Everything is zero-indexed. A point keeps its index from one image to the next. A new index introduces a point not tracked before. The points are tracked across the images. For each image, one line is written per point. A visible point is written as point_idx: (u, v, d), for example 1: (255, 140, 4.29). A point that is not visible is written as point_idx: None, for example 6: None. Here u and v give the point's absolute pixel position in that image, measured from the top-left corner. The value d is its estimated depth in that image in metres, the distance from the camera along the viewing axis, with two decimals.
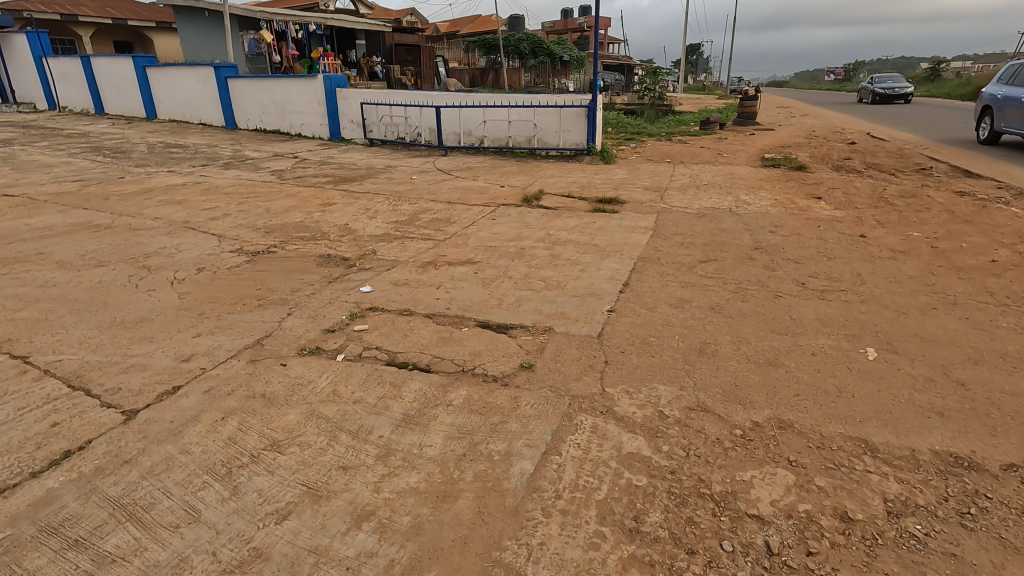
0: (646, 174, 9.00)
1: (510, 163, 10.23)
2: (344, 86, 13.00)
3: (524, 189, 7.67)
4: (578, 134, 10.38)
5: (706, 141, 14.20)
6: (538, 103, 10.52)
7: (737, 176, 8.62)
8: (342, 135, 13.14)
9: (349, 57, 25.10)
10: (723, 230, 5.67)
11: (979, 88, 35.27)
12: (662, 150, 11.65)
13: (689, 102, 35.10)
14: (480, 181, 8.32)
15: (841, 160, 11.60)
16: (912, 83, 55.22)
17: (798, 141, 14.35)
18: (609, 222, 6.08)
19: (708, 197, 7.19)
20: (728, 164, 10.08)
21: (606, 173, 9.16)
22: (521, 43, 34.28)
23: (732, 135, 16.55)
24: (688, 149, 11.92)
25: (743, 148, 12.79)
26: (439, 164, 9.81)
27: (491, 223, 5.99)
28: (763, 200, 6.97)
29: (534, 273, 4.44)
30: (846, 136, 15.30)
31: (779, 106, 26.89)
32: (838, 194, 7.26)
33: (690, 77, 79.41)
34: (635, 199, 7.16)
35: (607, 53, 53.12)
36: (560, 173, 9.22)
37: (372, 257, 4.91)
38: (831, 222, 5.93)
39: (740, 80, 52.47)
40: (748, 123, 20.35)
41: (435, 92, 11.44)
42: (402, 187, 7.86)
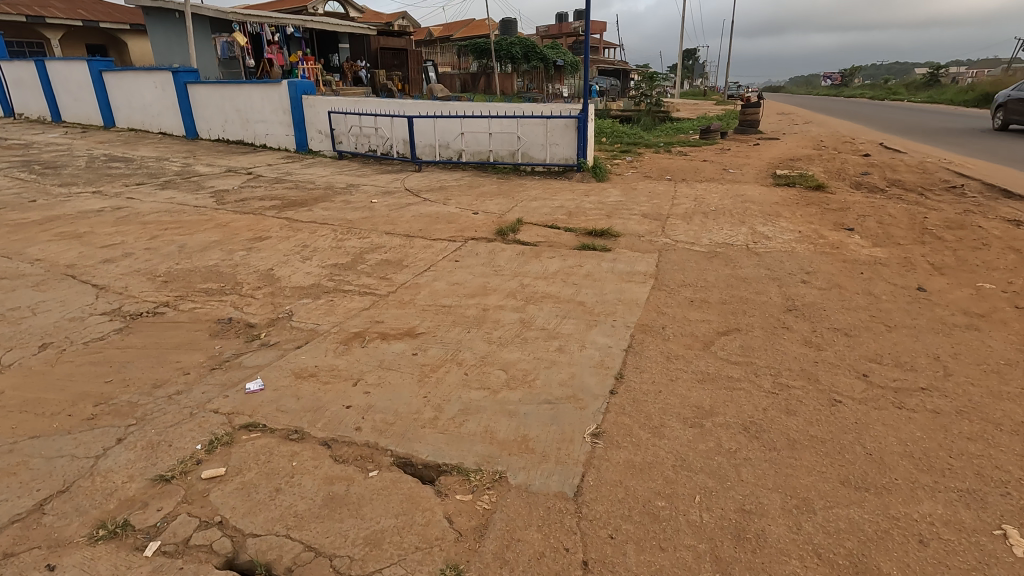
0: (644, 195, 7.89)
1: (491, 180, 9.09)
2: (311, 93, 11.83)
3: (502, 217, 6.54)
4: (568, 147, 9.22)
5: (708, 152, 13.11)
6: (522, 113, 9.37)
7: (748, 198, 7.52)
8: (310, 147, 11.97)
9: (331, 61, 24.03)
10: (743, 279, 4.48)
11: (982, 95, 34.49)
12: (660, 165, 10.55)
13: (687, 108, 34.17)
14: (453, 204, 7.20)
15: (858, 176, 10.52)
16: (910, 88, 54.55)
17: (807, 152, 13.27)
18: (599, 265, 4.92)
19: (718, 227, 6.05)
20: (736, 182, 8.99)
21: (598, 194, 8.05)
22: (512, 47, 33.21)
23: (735, 145, 15.48)
24: (688, 163, 10.84)
25: (748, 161, 11.71)
26: (411, 182, 8.67)
27: (453, 266, 4.83)
28: (785, 232, 5.83)
29: (495, 354, 3.25)
30: (858, 147, 14.25)
31: (781, 113, 25.84)
32: (871, 224, 6.16)
33: (686, 82, 78.53)
34: (632, 230, 6.02)
35: (602, 58, 52.29)
36: (546, 192, 8.10)
37: (286, 323, 3.72)
38: (873, 266, 4.81)
39: (737, 86, 51.70)
40: (750, 131, 19.29)
41: (409, 100, 10.26)
42: (359, 213, 6.72)
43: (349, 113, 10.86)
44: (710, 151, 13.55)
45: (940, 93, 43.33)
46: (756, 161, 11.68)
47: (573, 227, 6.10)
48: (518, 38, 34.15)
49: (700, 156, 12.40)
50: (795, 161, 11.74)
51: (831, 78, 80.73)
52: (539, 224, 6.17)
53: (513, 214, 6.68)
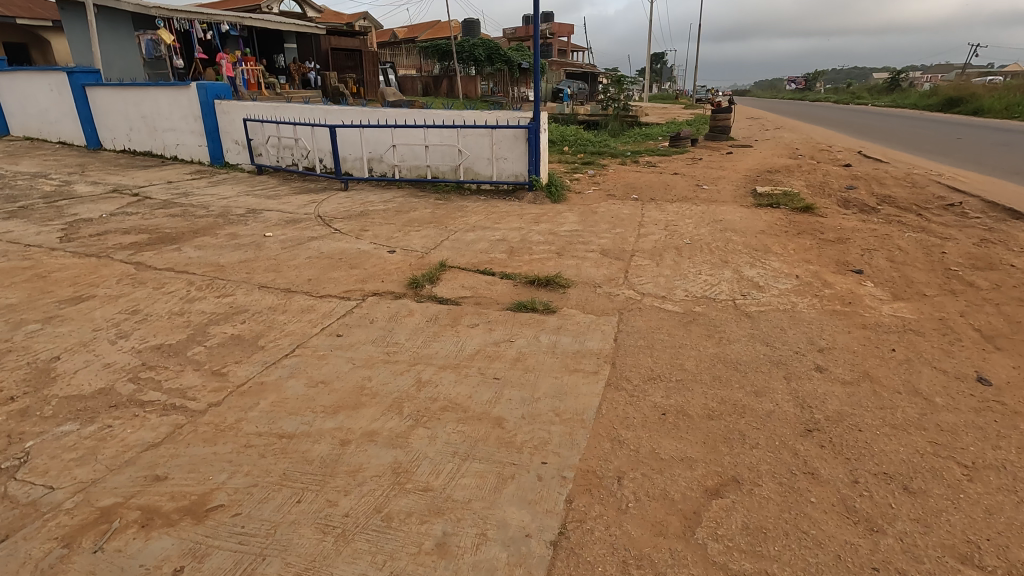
0: (605, 221, 6.61)
1: (428, 201, 7.70)
2: (225, 97, 10.25)
3: (424, 257, 5.16)
4: (518, 163, 7.89)
5: (678, 164, 11.95)
6: (463, 122, 8.00)
7: (728, 226, 6.30)
8: (226, 159, 10.38)
9: (277, 63, 22.29)
10: (734, 366, 3.17)
11: (945, 99, 34.67)
12: (626, 180, 9.33)
13: (655, 112, 33.46)
14: (368, 238, 5.79)
15: (843, 191, 9.47)
16: (873, 92, 55.22)
17: (783, 162, 12.24)
18: (537, 337, 3.58)
19: (695, 271, 4.77)
20: (712, 203, 7.79)
21: (551, 219, 6.73)
22: (476, 49, 32.19)
23: (706, 153, 14.48)
24: (657, 178, 9.63)
25: (722, 173, 10.56)
26: (329, 206, 7.23)
27: (329, 348, 3.41)
28: (779, 278, 4.58)
29: (325, 565, 1.86)
30: (836, 156, 13.36)
31: (752, 118, 25.15)
32: (881, 262, 4.98)
33: (654, 86, 78.37)
34: (586, 276, 4.70)
35: (569, 62, 51.65)
36: (489, 218, 6.75)
37: (3, 481, 2.25)
38: (904, 335, 3.56)
39: (705, 90, 51.63)
40: (721, 137, 18.38)
41: (334, 105, 8.77)
42: (244, 252, 5.26)
43: (267, 121, 9.30)
44: (680, 162, 12.41)
45: (903, 97, 43.66)
46: (730, 174, 10.57)
47: (512, 273, 4.76)
48: (481, 40, 32.81)
49: (670, 168, 11.22)
50: (770, 174, 10.67)
51: (796, 83, 81.76)
52: (469, 269, 4.81)
53: (439, 252, 5.31)
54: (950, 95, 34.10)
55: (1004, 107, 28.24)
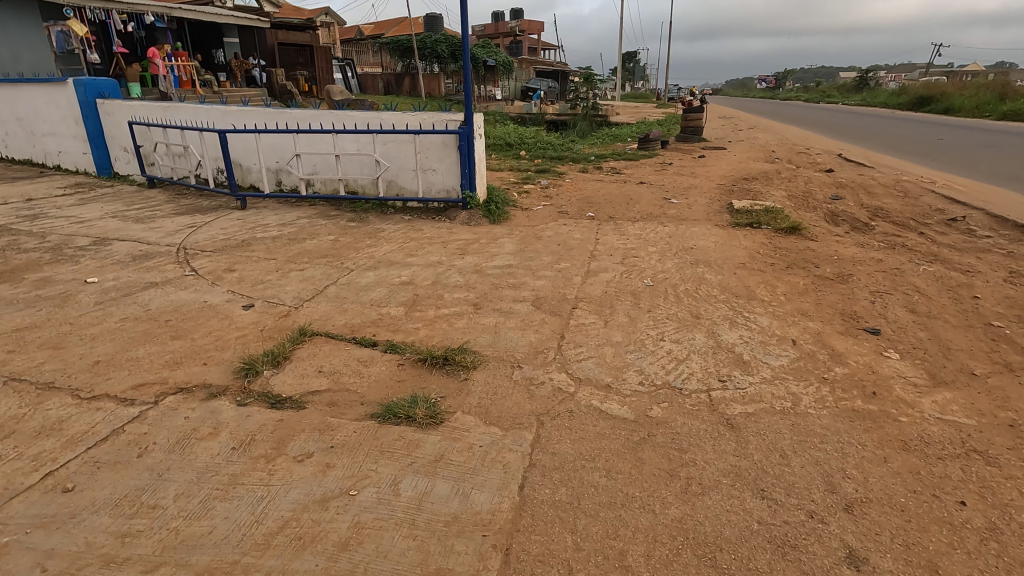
0: (549, 250, 5.29)
1: (338, 224, 6.29)
2: (111, 95, 8.64)
3: (289, 317, 3.77)
4: (449, 175, 6.52)
5: (646, 170, 10.72)
6: (382, 125, 6.58)
7: (700, 257, 5.04)
8: (115, 169, 8.77)
9: (215, 58, 20.49)
10: (710, 555, 1.86)
11: (915, 98, 34.40)
12: (583, 192, 8.05)
13: (627, 111, 32.46)
14: (230, 283, 4.36)
15: (828, 204, 8.35)
16: (843, 90, 55.28)
17: (759, 168, 11.11)
18: (398, 481, 2.24)
19: (654, 335, 3.48)
20: (681, 222, 6.54)
21: (482, 249, 5.39)
22: (438, 45, 30.65)
23: (677, 157, 13.35)
24: (618, 189, 8.35)
25: (694, 182, 9.37)
26: (207, 233, 5.77)
27: (28, 528, 1.99)
28: (768, 347, 3.30)
29: None
30: (815, 159, 12.33)
31: (725, 118, 24.21)
32: (899, 316, 3.75)
33: (627, 85, 77.64)
34: (504, 346, 3.37)
35: (540, 60, 50.53)
36: (405, 248, 5.37)
37: None
38: (969, 465, 2.30)
39: (677, 88, 50.95)
40: (693, 138, 17.32)
41: (231, 105, 7.27)
42: (37, 310, 3.80)
43: (153, 124, 7.74)
44: (647, 168, 11.19)
45: (872, 96, 43.52)
46: (703, 183, 9.37)
47: (402, 343, 3.40)
48: (444, 36, 31.25)
49: (636, 176, 9.98)
50: (747, 182, 9.51)
51: (766, 81, 81.80)
52: (343, 337, 3.44)
53: (314, 307, 3.92)
54: (921, 94, 33.72)
55: (974, 105, 27.89)
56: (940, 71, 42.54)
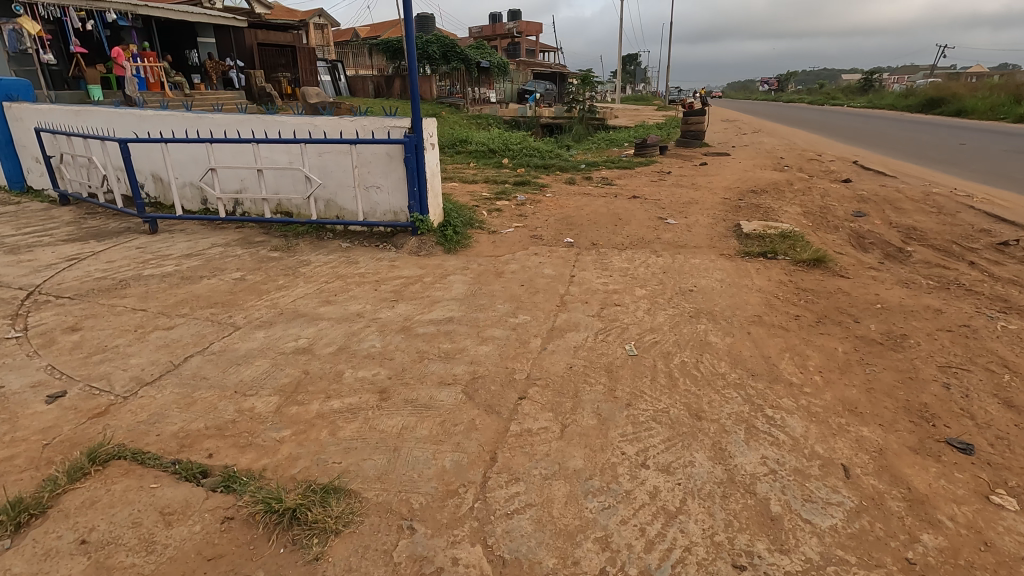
0: (508, 294, 4.14)
1: (257, 254, 5.14)
2: (21, 97, 7.48)
3: (103, 416, 2.60)
4: (395, 193, 5.36)
5: (640, 181, 9.57)
6: (316, 134, 5.46)
7: (700, 307, 3.87)
8: (27, 182, 7.63)
9: (189, 59, 19.40)
10: None
11: (924, 100, 33.24)
12: (563, 208, 6.89)
13: (625, 114, 31.36)
14: (59, 352, 3.20)
15: (849, 223, 7.19)
16: (847, 91, 54.14)
17: (767, 178, 9.96)
18: None
19: (632, 457, 2.30)
20: (677, 250, 5.37)
21: (423, 292, 4.24)
22: (429, 46, 29.67)
23: (676, 165, 12.22)
24: (606, 205, 7.18)
25: (693, 196, 8.22)
26: (85, 269, 4.63)
27: None
28: (808, 485, 2.13)
29: None
30: (829, 168, 11.19)
31: (727, 121, 23.11)
32: (993, 415, 2.58)
33: (628, 88, 76.46)
34: (400, 477, 2.20)
35: (537, 62, 49.53)
36: (324, 291, 4.22)
37: None
38: None
39: (678, 90, 49.84)
40: (694, 143, 16.19)
41: (146, 110, 6.16)
42: None
43: (59, 131, 6.61)
44: (642, 178, 10.01)
45: (878, 98, 42.31)
46: (705, 196, 8.21)
47: (247, 471, 2.23)
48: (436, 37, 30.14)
49: (629, 189, 8.82)
50: (754, 196, 8.35)
51: (768, 83, 80.66)
52: (160, 460, 2.27)
53: (150, 397, 2.75)
54: (930, 96, 32.48)
55: (987, 107, 26.72)
56: (949, 72, 41.33)
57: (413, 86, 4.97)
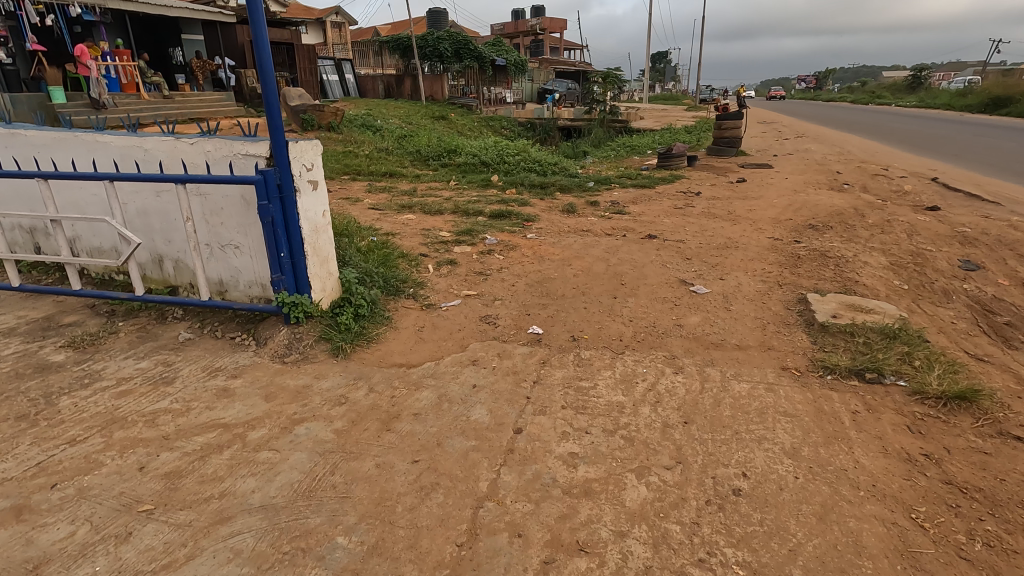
0: (377, 495, 2.15)
1: (34, 355, 3.27)
2: None
3: None
4: (260, 257, 3.45)
5: (660, 208, 7.52)
6: (151, 164, 3.58)
7: (757, 570, 1.80)
8: None
9: (172, 58, 18.02)
10: None
11: (985, 99, 30.05)
12: (546, 259, 4.86)
13: (651, 116, 29.12)
14: None
15: (959, 285, 4.98)
16: (894, 89, 50.46)
17: (826, 204, 7.75)
18: None
19: None
20: (708, 357, 3.29)
21: (226, 475, 2.27)
22: (440, 43, 28.05)
23: (705, 181, 10.09)
24: (608, 251, 5.13)
25: (730, 235, 6.11)
26: None
27: None
28: None
29: None
30: (902, 190, 8.93)
31: (764, 124, 20.73)
32: None
33: (656, 86, 73.54)
34: None
35: (559, 60, 47.59)
36: (45, 470, 2.29)
37: None
38: None
39: (709, 89, 47.11)
40: (727, 151, 13.97)
41: None
42: None
43: None
44: (662, 204, 7.91)
45: (931, 96, 38.78)
46: (746, 236, 6.09)
47: None
48: (448, 34, 28.31)
49: (642, 222, 6.75)
50: (813, 234, 6.19)
51: (805, 81, 76.57)
52: None
53: None
54: (995, 94, 29.06)
55: None
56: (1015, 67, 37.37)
57: (267, 92, 3.05)
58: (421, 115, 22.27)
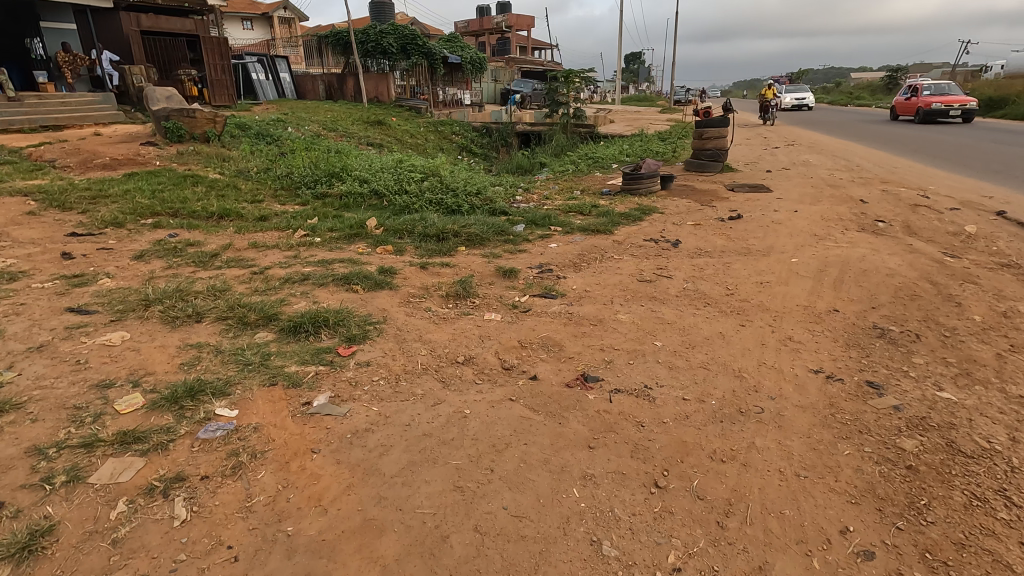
0: None
1: None
2: None
3: None
4: None
5: (615, 285, 4.61)
6: None
7: None
8: None
9: (30, 51, 15.07)
10: None
11: (980, 98, 27.73)
12: (283, 540, 1.84)
13: (623, 119, 26.40)
14: None
15: None
16: (873, 88, 48.64)
17: (875, 269, 4.88)
18: None
19: None
20: None
21: None
22: (384, 37, 24.81)
23: (685, 217, 7.26)
24: (464, 476, 2.13)
25: (738, 370, 3.17)
26: None
27: None
28: None
29: None
30: (967, 241, 6.15)
31: (749, 129, 18.08)
32: None
33: (630, 87, 71.47)
34: None
35: (527, 60, 44.85)
36: None
37: None
38: None
39: (685, 89, 44.77)
40: (711, 167, 11.19)
41: None
42: None
43: None
44: (619, 273, 4.95)
45: (915, 96, 36.65)
46: (769, 372, 3.15)
47: None
48: (392, 27, 24.97)
49: (580, 327, 3.77)
50: (890, 361, 3.30)
51: (779, 80, 74.57)
52: None
53: None
54: (988, 95, 26.69)
55: None
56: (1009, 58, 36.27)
57: None
58: (353, 120, 19.09)
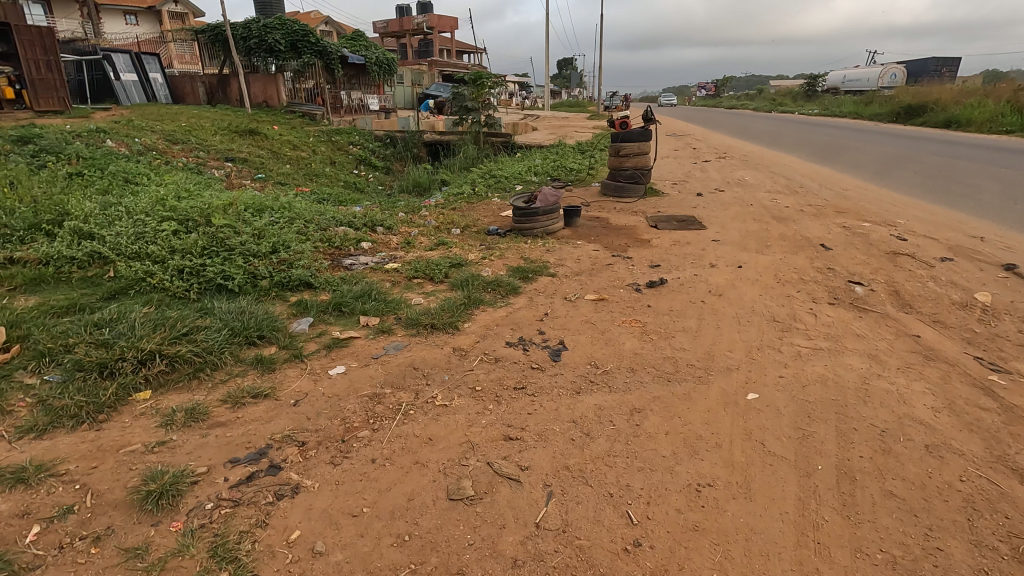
0: None
1: None
2: None
3: None
4: None
5: (387, 520, 2.11)
6: None
7: None
8: None
9: None
10: None
11: (899, 104, 27.18)
12: None
13: (546, 127, 24.18)
14: None
15: None
16: (792, 94, 48.88)
17: (898, 429, 2.64)
18: None
19: None
20: None
21: None
22: (270, 34, 21.52)
23: (586, 283, 4.93)
24: None
25: None
26: None
27: None
28: None
29: None
30: (991, 328, 4.06)
31: (676, 139, 16.30)
32: None
33: (561, 93, 70.33)
34: None
35: (448, 62, 42.22)
36: None
37: None
38: None
39: (613, 94, 43.40)
40: (630, 191, 9.06)
41: None
42: None
43: None
44: (422, 464, 2.45)
45: (837, 103, 36.45)
46: None
47: None
48: (279, 22, 21.83)
49: None
50: None
51: (705, 87, 75.45)
52: None
53: None
54: (907, 102, 26.05)
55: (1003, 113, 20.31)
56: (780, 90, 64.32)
57: None
58: (217, 129, 15.85)
